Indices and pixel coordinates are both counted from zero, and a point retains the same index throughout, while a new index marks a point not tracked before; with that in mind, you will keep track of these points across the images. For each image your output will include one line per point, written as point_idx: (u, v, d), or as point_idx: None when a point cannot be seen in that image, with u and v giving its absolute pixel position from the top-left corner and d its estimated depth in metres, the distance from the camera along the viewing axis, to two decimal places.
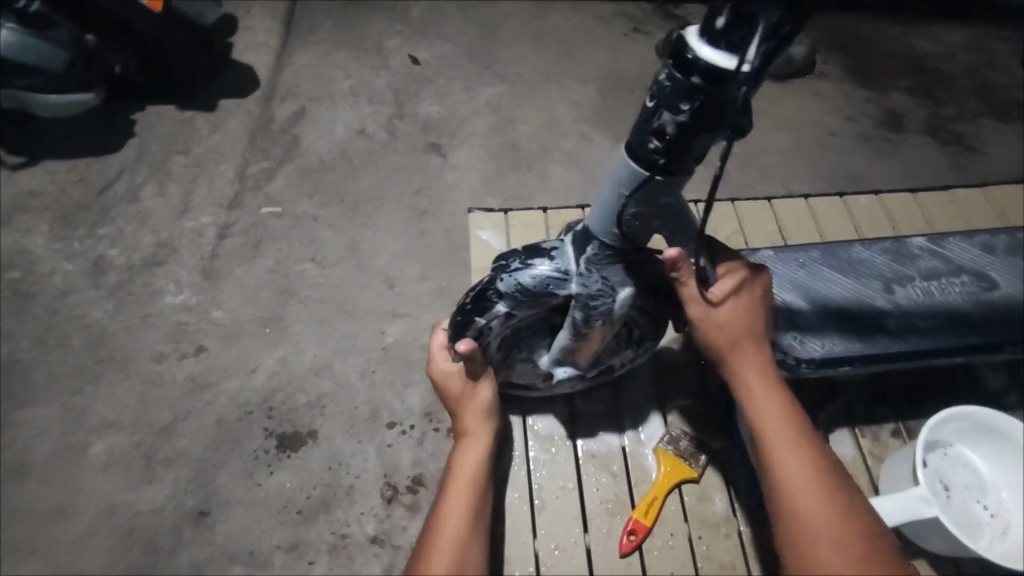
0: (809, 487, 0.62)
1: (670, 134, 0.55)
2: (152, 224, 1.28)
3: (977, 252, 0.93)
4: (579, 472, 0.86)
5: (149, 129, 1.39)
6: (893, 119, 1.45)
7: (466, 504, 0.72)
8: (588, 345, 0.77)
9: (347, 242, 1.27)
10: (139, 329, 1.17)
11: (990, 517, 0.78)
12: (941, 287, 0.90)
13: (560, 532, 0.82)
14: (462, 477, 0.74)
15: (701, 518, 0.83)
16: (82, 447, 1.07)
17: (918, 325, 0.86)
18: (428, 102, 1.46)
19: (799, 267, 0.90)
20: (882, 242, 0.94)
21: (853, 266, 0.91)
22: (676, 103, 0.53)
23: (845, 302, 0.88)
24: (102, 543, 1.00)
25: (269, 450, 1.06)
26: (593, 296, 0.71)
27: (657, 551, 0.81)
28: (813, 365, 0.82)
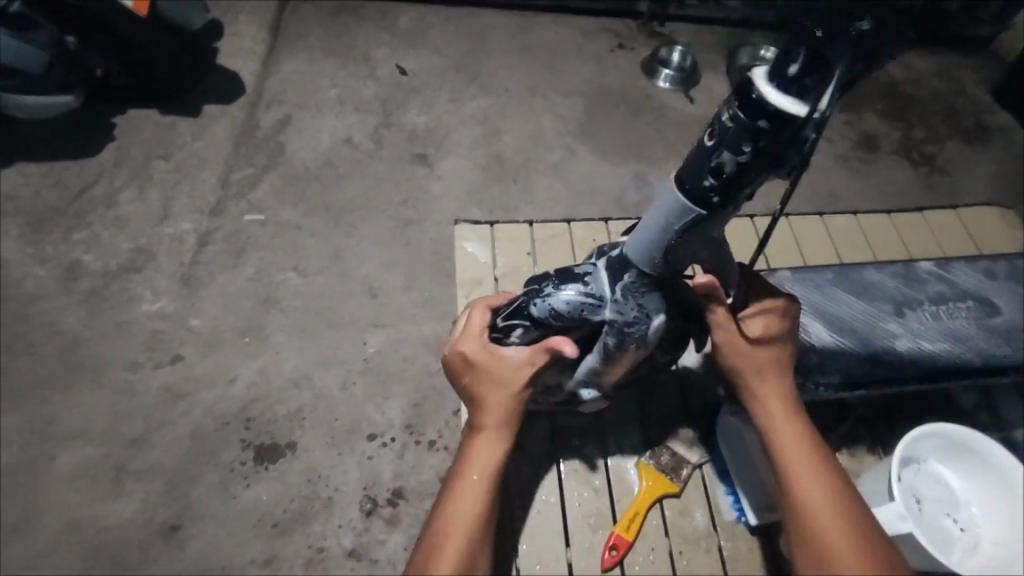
0: (827, 506, 0.65)
1: (728, 173, 0.56)
2: (130, 229, 1.25)
3: (980, 277, 0.96)
4: (561, 486, 0.85)
5: (130, 134, 1.37)
6: (869, 140, 1.49)
7: (470, 508, 0.69)
8: (617, 369, 0.77)
9: (330, 251, 1.26)
10: (113, 337, 1.14)
11: (960, 531, 0.79)
12: (949, 311, 0.92)
13: (542, 547, 0.81)
14: (469, 478, 0.70)
15: (683, 533, 0.82)
16: (50, 457, 1.04)
17: (928, 350, 0.88)
18: (415, 112, 1.46)
19: (814, 288, 0.92)
20: (893, 265, 0.96)
21: (866, 289, 0.93)
22: (739, 143, 0.54)
23: (859, 325, 0.89)
24: (68, 557, 0.96)
25: (245, 462, 1.04)
26: (628, 323, 0.71)
27: (638, 566, 0.80)
28: (832, 387, 0.85)
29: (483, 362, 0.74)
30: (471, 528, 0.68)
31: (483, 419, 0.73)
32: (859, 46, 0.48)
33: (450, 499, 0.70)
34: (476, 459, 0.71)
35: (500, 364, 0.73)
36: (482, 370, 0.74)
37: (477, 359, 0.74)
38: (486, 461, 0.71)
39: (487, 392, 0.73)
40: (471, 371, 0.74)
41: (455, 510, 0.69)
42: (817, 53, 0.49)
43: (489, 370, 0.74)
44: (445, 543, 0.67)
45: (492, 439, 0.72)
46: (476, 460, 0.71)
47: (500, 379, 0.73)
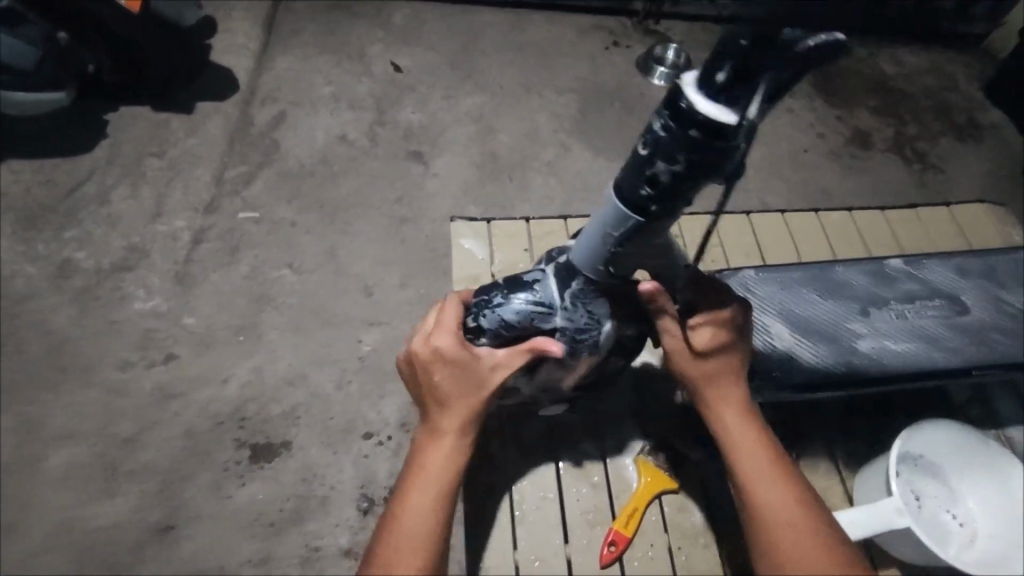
0: (789, 517, 0.63)
1: (663, 183, 0.56)
2: (123, 227, 1.24)
3: (951, 275, 0.94)
4: (558, 482, 0.83)
5: (122, 131, 1.35)
6: (862, 138, 1.49)
7: (427, 516, 0.64)
8: (573, 375, 0.76)
9: (325, 249, 1.25)
10: (106, 335, 1.13)
11: (959, 526, 0.80)
12: (917, 310, 0.90)
13: (540, 543, 0.79)
14: (427, 484, 0.66)
15: (683, 529, 0.80)
16: (41, 457, 1.02)
17: (894, 349, 0.86)
18: (410, 110, 1.46)
19: (780, 287, 0.91)
20: (862, 263, 0.94)
21: (834, 288, 0.91)
22: (672, 154, 0.54)
23: (824, 324, 0.88)
24: (59, 558, 0.95)
25: (241, 461, 1.03)
26: (580, 330, 0.72)
27: (637, 562, 0.78)
28: (794, 389, 0.82)
29: (449, 359, 0.69)
30: (427, 539, 0.63)
31: (446, 421, 0.68)
32: (792, 59, 0.48)
33: (404, 506, 0.65)
34: (437, 463, 0.67)
35: (468, 363, 0.69)
36: (447, 369, 0.69)
37: (442, 356, 0.69)
38: (448, 466, 0.67)
39: (452, 392, 0.69)
40: (435, 368, 0.69)
41: (409, 519, 0.64)
42: (743, 64, 0.48)
43: (456, 368, 0.69)
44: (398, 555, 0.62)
45: (454, 443, 0.68)
46: (436, 464, 0.67)
47: (467, 379, 0.69)
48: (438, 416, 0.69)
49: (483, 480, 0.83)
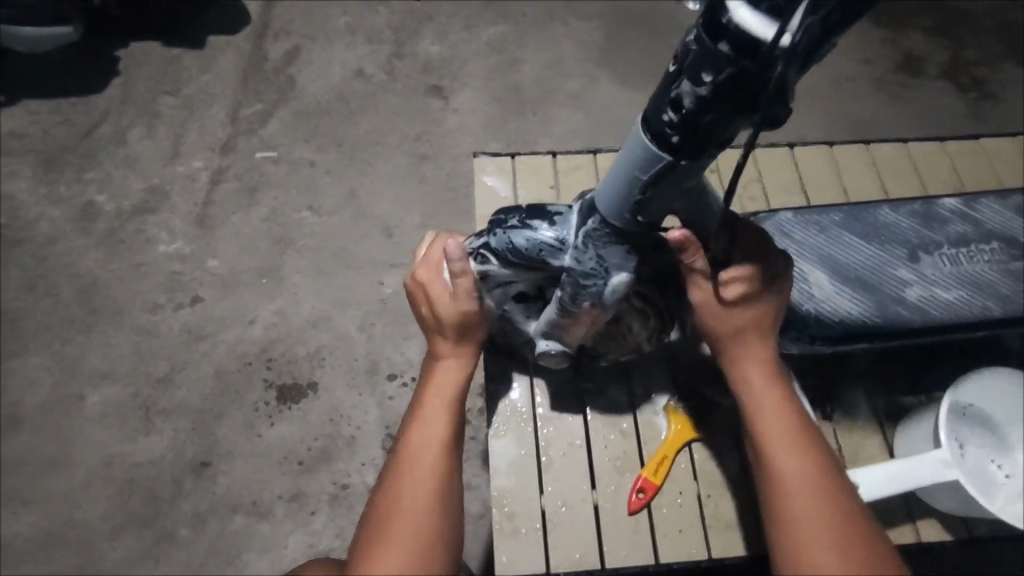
0: (807, 495, 0.51)
1: (688, 108, 0.44)
2: (142, 168, 1.22)
3: (1007, 215, 0.81)
4: (585, 428, 0.75)
5: (134, 68, 1.31)
6: (915, 63, 1.37)
7: (426, 484, 0.54)
8: (577, 328, 0.65)
9: (345, 189, 1.22)
10: (132, 278, 1.14)
11: (1005, 479, 0.74)
12: (970, 255, 0.78)
13: (567, 489, 0.72)
14: (427, 441, 0.56)
15: (714, 477, 0.73)
16: (78, 397, 1.05)
17: (944, 298, 0.75)
18: (430, 41, 1.37)
19: (819, 232, 0.79)
20: (909, 203, 0.81)
21: (878, 232, 0.79)
22: (700, 69, 0.42)
23: (865, 273, 0.76)
24: (102, 492, 1.00)
25: (268, 402, 1.05)
26: (586, 275, 0.59)
27: (666, 510, 0.71)
28: (830, 342, 0.72)
29: (434, 290, 0.61)
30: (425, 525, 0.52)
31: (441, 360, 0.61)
32: None
33: (401, 474, 0.55)
34: (437, 409, 0.58)
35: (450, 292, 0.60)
36: (439, 304, 0.60)
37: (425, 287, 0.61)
38: (448, 415, 0.58)
39: (443, 321, 0.60)
40: (423, 298, 0.62)
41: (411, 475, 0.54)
42: None
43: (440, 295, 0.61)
44: (389, 548, 0.51)
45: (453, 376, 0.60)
46: (437, 406, 0.58)
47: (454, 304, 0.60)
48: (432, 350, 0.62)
49: (504, 425, 0.75)
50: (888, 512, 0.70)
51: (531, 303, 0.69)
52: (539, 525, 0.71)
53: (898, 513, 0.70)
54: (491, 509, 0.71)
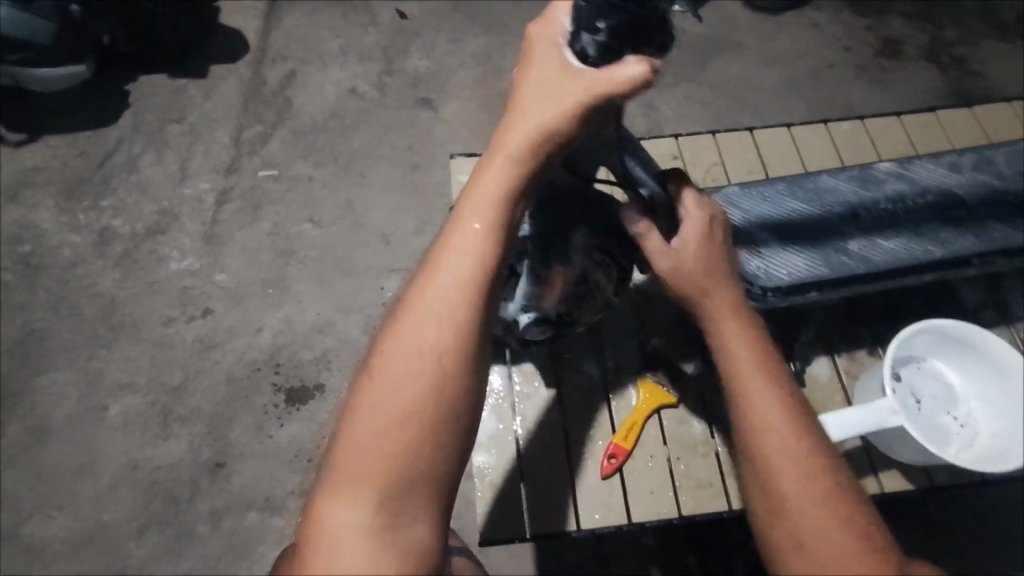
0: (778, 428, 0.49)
1: (593, 57, 0.50)
2: (152, 193, 1.30)
3: (941, 171, 0.82)
4: (559, 401, 0.79)
5: (142, 100, 1.39)
6: (892, 47, 1.40)
7: (416, 380, 0.45)
8: (550, 293, 0.70)
9: (343, 202, 1.28)
10: (147, 295, 1.21)
11: (960, 427, 0.74)
12: (909, 209, 0.79)
13: (547, 458, 0.76)
14: (423, 319, 0.47)
15: (683, 440, 0.77)
16: (101, 408, 1.12)
17: (885, 246, 0.76)
18: (418, 57, 1.43)
19: (763, 201, 0.82)
20: (848, 169, 0.83)
21: (819, 195, 0.81)
22: (594, 19, 0.49)
23: (810, 231, 0.78)
24: (125, 496, 1.06)
25: (277, 404, 1.11)
26: (548, 237, 0.67)
27: (638, 474, 0.75)
28: (781, 292, 0.73)
29: (543, 95, 0.51)
30: (390, 455, 0.44)
31: (466, 210, 0.49)
32: None
33: (387, 357, 0.47)
34: (443, 281, 0.47)
35: (566, 108, 0.50)
36: (529, 115, 0.50)
37: (530, 89, 0.51)
38: (459, 292, 0.47)
39: (525, 141, 0.50)
40: (519, 103, 0.51)
41: (386, 376, 0.46)
42: None
43: (538, 102, 0.50)
44: (349, 455, 0.45)
45: (472, 258, 0.48)
46: (446, 276, 0.47)
47: (566, 123, 0.50)
48: (469, 186, 0.50)
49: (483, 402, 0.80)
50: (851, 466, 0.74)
51: (506, 284, 0.74)
52: (520, 492, 0.75)
53: (862, 466, 0.75)
54: (475, 480, 0.76)
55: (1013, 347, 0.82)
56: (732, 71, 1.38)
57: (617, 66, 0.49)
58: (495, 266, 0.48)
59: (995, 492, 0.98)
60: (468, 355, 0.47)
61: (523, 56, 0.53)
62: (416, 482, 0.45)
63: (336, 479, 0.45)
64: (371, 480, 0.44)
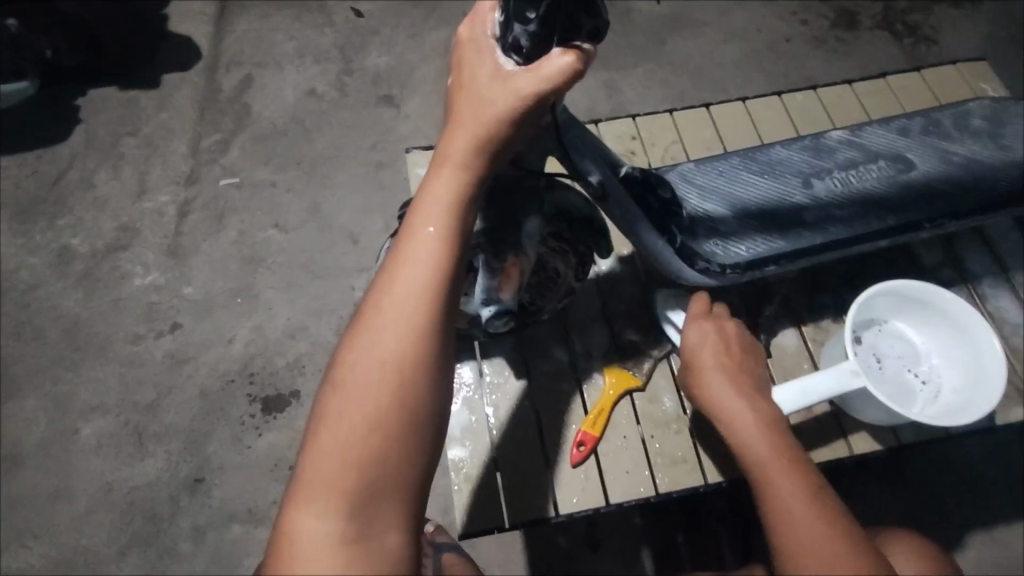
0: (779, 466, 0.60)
1: (526, 46, 0.50)
2: (111, 208, 1.27)
3: (892, 136, 0.83)
4: (530, 391, 0.79)
5: (93, 114, 1.35)
6: (847, 17, 1.42)
7: (377, 389, 0.45)
8: (507, 282, 0.64)
9: (309, 205, 1.26)
10: (113, 314, 1.18)
11: (923, 384, 0.75)
12: (861, 176, 0.81)
13: (523, 445, 0.76)
14: (381, 329, 0.46)
15: (655, 419, 0.77)
16: (72, 432, 1.09)
17: (838, 215, 0.78)
18: (376, 54, 1.41)
19: (719, 176, 0.82)
20: (800, 139, 0.85)
21: (773, 169, 0.83)
22: (523, 10, 0.49)
23: (765, 206, 0.79)
24: (104, 518, 1.04)
25: (254, 414, 1.09)
26: (498, 229, 0.63)
27: (611, 456, 0.75)
28: (739, 268, 0.74)
29: (479, 98, 0.50)
30: (355, 464, 0.44)
31: (417, 219, 0.49)
32: None
33: (347, 367, 0.46)
34: (399, 289, 0.47)
35: (502, 108, 0.49)
36: (466, 119, 0.50)
37: (465, 94, 0.51)
38: (416, 300, 0.46)
39: (468, 146, 0.50)
40: (459, 110, 0.51)
41: (348, 386, 0.45)
42: None
43: (476, 106, 0.50)
44: (317, 467, 0.44)
45: (424, 262, 0.47)
46: (404, 283, 0.47)
47: (505, 125, 0.50)
48: (418, 196, 0.50)
49: (455, 395, 0.80)
50: (821, 430, 0.76)
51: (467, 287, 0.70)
52: (497, 482, 0.75)
53: (831, 430, 0.76)
54: (450, 474, 0.75)
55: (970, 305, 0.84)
56: (692, 49, 1.39)
57: (544, 59, 0.49)
58: (450, 266, 0.48)
59: (967, 445, 1.01)
60: (429, 358, 0.46)
61: (455, 63, 0.53)
62: (386, 487, 0.44)
63: (302, 491, 0.44)
64: (339, 489, 0.43)
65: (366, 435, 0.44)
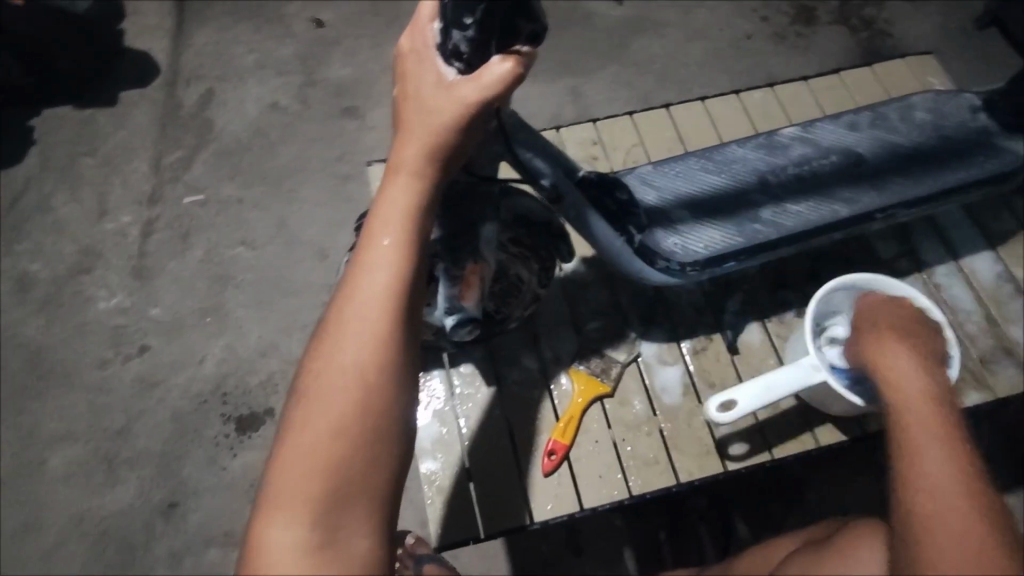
0: (935, 450, 0.54)
1: (466, 53, 0.49)
2: (71, 231, 1.24)
3: (842, 131, 0.85)
4: (502, 399, 0.79)
5: (49, 134, 1.31)
6: (804, 13, 1.44)
7: (340, 401, 0.44)
8: (469, 290, 0.65)
9: (277, 220, 1.24)
10: (76, 339, 1.15)
11: None
12: (815, 170, 0.82)
13: (496, 454, 0.76)
14: (340, 343, 0.46)
15: (626, 422, 0.78)
16: (38, 463, 1.06)
17: (794, 209, 0.79)
18: (340, 65, 1.40)
19: (678, 176, 0.83)
20: (754, 137, 0.86)
21: (729, 166, 0.84)
22: (460, 16, 0.48)
23: (724, 202, 0.80)
24: (76, 550, 1.01)
25: (228, 435, 1.07)
26: (455, 237, 0.64)
27: (583, 461, 0.76)
28: (699, 266, 0.75)
29: (425, 105, 0.50)
30: (322, 475, 0.43)
31: (371, 229, 0.48)
32: None
33: (310, 379, 0.45)
34: (358, 298, 0.46)
35: (450, 116, 0.49)
36: (414, 129, 0.50)
37: (411, 103, 0.51)
38: (373, 311, 0.46)
39: (419, 153, 0.49)
40: (406, 120, 0.51)
41: (310, 400, 0.45)
42: None
43: (423, 114, 0.50)
44: (285, 480, 0.43)
45: (377, 274, 0.47)
46: (359, 296, 0.47)
47: (453, 133, 0.50)
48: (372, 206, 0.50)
49: (426, 407, 0.79)
50: (789, 424, 0.78)
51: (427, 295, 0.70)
52: (471, 493, 0.75)
53: (799, 423, 0.78)
54: (423, 486, 0.75)
55: (929, 293, 0.86)
56: (655, 50, 1.40)
57: (484, 66, 0.49)
58: (405, 275, 0.47)
59: None
60: (389, 369, 0.46)
61: (398, 74, 0.53)
62: (354, 497, 0.44)
63: (268, 508, 0.43)
64: (305, 502, 0.43)
65: (331, 446, 0.43)
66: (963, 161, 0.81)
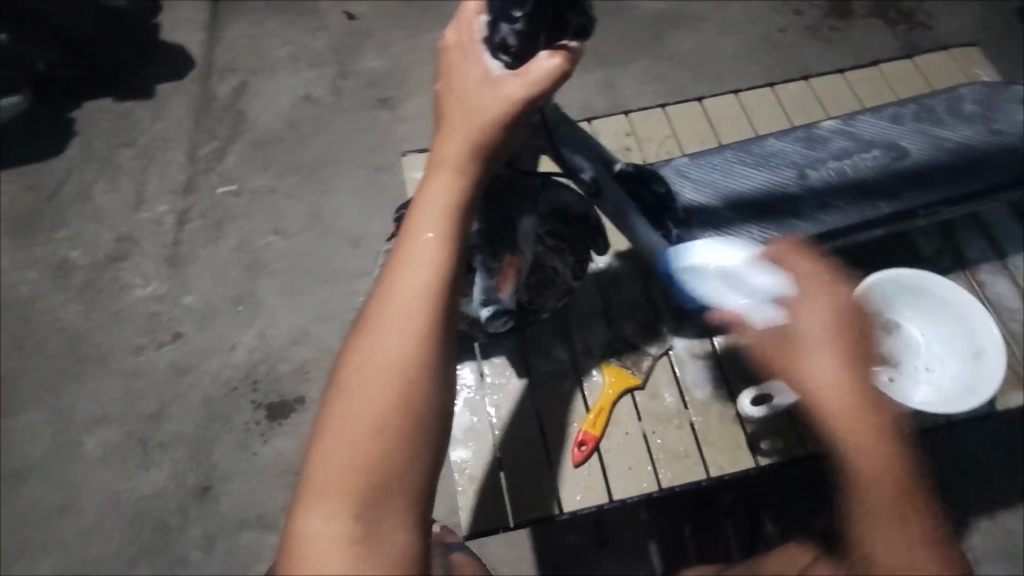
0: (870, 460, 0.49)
1: (514, 45, 0.50)
2: (109, 220, 1.27)
3: (884, 124, 0.84)
4: (532, 390, 0.79)
5: (89, 126, 1.35)
6: (842, 5, 1.41)
7: (381, 393, 0.45)
8: (505, 282, 0.64)
9: (308, 211, 1.26)
10: (114, 325, 1.18)
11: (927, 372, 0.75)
12: (855, 165, 0.81)
13: (526, 444, 0.77)
14: (381, 336, 0.46)
15: (656, 415, 0.78)
16: (76, 444, 1.10)
17: (834, 206, 0.78)
18: (371, 57, 1.41)
19: (715, 169, 0.82)
20: (794, 129, 0.85)
21: (767, 160, 0.83)
22: (510, 9, 0.50)
23: (761, 198, 0.79)
24: (112, 529, 1.04)
25: (260, 421, 1.10)
26: (494, 229, 0.65)
27: (613, 453, 0.76)
28: None
29: (467, 102, 0.50)
30: (361, 466, 0.44)
31: (414, 224, 0.49)
32: None
33: (351, 371, 0.46)
34: (400, 290, 0.47)
35: (494, 112, 0.49)
36: (456, 124, 0.50)
37: (454, 99, 0.51)
38: (416, 305, 0.47)
39: (461, 148, 0.50)
40: (448, 116, 0.51)
41: (351, 392, 0.45)
42: None
43: (466, 110, 0.50)
44: (325, 471, 0.44)
45: (419, 268, 0.47)
46: (402, 290, 0.47)
47: (495, 129, 0.50)
48: (414, 200, 0.50)
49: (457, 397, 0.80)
50: None
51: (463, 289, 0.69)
52: (501, 482, 0.75)
53: None
54: (454, 475, 0.75)
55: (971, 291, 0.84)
56: (688, 43, 1.39)
57: (532, 62, 0.49)
58: (447, 270, 0.48)
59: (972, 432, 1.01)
60: (429, 363, 0.46)
61: (442, 67, 0.53)
62: (392, 489, 0.44)
63: (308, 496, 0.44)
64: (346, 491, 0.43)
65: (372, 438, 0.44)
66: (1011, 157, 0.79)
